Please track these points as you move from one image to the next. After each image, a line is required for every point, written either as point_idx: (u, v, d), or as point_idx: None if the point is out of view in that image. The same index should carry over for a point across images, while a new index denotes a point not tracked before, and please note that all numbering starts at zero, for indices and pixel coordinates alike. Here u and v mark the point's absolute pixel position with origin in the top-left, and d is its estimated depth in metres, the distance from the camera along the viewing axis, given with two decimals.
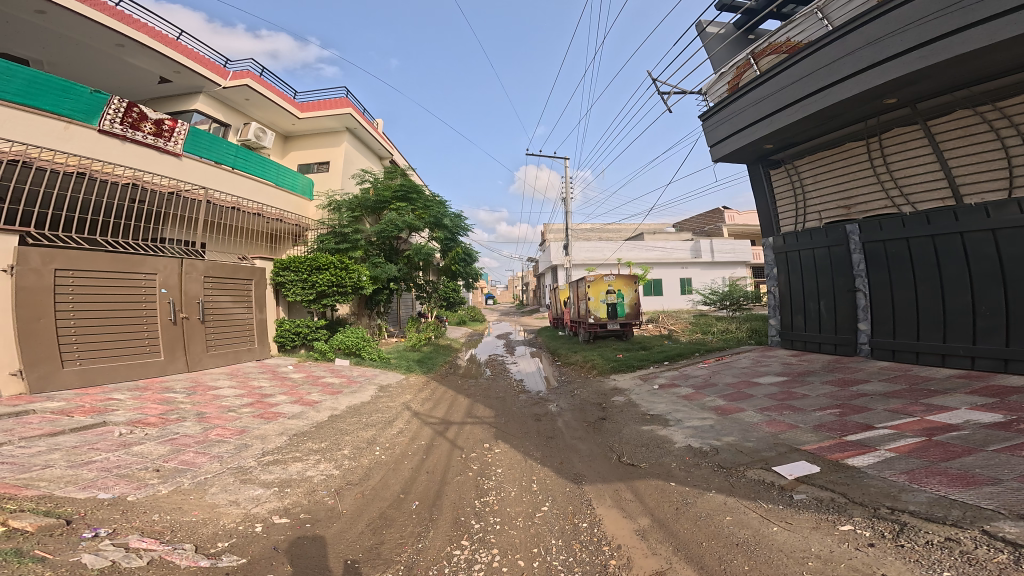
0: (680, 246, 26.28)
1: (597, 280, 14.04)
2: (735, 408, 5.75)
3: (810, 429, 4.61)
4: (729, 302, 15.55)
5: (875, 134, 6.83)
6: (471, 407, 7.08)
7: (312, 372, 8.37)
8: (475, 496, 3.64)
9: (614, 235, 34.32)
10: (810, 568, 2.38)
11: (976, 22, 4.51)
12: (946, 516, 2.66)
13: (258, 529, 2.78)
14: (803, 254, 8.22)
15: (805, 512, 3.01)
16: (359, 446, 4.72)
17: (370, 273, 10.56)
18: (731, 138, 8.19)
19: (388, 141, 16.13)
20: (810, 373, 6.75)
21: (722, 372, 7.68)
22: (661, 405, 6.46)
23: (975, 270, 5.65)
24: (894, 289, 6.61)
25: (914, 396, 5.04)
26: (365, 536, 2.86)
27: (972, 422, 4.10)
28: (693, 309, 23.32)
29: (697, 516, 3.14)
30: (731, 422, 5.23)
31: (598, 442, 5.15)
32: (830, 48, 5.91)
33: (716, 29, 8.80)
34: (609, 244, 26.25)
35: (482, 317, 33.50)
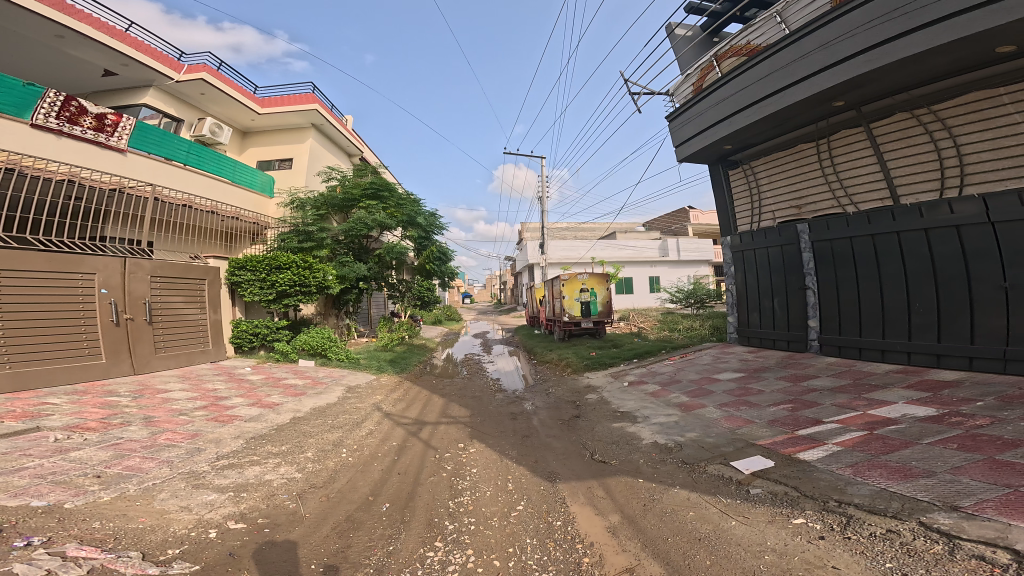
0: (650, 245, 26.75)
1: (572, 279, 14.20)
2: (698, 404, 5.86)
3: (765, 423, 4.73)
4: (694, 300, 15.83)
5: (824, 136, 7.03)
6: (445, 407, 7.06)
7: (273, 373, 8.24)
8: (449, 496, 3.63)
9: (588, 234, 34.66)
10: (766, 561, 2.44)
11: (917, 27, 4.70)
12: (887, 509, 2.76)
13: (212, 534, 2.72)
14: (758, 254, 8.44)
15: (761, 506, 3.09)
16: (323, 448, 4.65)
17: (337, 273, 10.42)
18: (695, 139, 8.34)
19: (358, 138, 15.94)
20: (766, 369, 6.94)
21: (689, 369, 7.82)
22: (630, 402, 6.55)
23: (910, 268, 5.87)
24: (840, 287, 6.83)
25: (858, 391, 5.23)
26: (330, 540, 2.82)
27: (910, 415, 4.27)
28: (662, 306, 23.79)
29: (663, 512, 3.20)
30: (694, 418, 5.33)
31: (572, 439, 5.22)
32: (787, 51, 6.09)
33: (685, 33, 8.93)
34: (584, 242, 26.53)
35: (460, 317, 33.39)
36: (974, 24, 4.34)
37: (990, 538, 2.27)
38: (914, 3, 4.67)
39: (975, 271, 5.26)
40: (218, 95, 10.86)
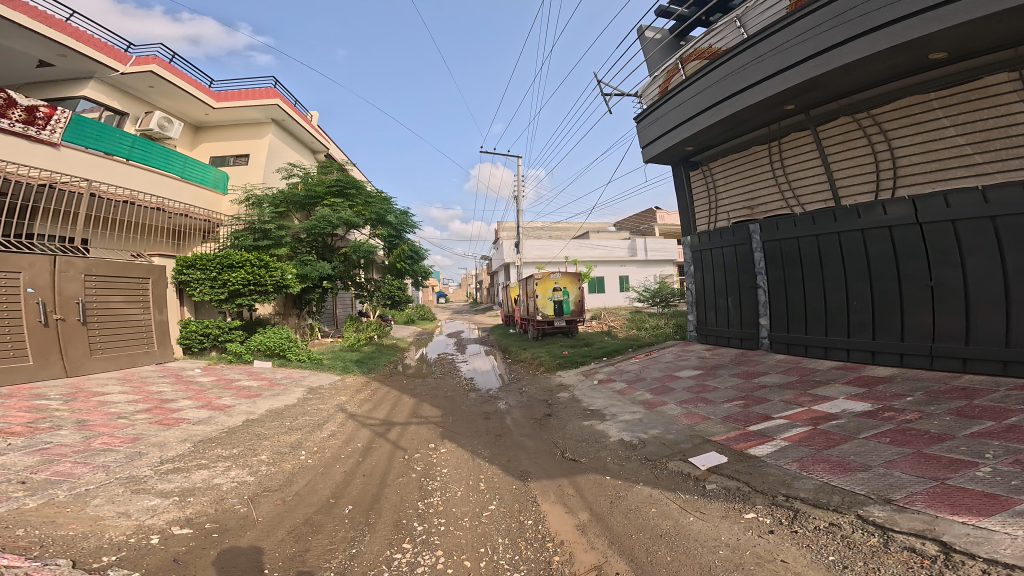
0: (620, 245, 27.20)
1: (545, 277, 14.26)
2: (660, 402, 5.96)
3: (719, 420, 4.85)
4: (659, 299, 16.09)
5: (775, 139, 7.25)
6: (416, 407, 7.02)
7: (225, 375, 8.02)
8: (418, 497, 3.60)
9: (563, 233, 34.94)
10: (720, 556, 2.51)
11: (860, 33, 4.91)
12: (829, 502, 2.87)
13: (154, 541, 2.64)
14: (714, 254, 8.65)
15: (716, 501, 3.17)
16: (279, 450, 4.56)
17: (298, 271, 10.23)
18: (659, 140, 8.49)
19: (322, 134, 15.70)
20: (722, 366, 7.12)
21: (654, 367, 7.95)
22: (599, 401, 6.61)
23: (850, 267, 6.13)
24: (788, 286, 7.08)
25: (804, 387, 5.42)
26: (287, 543, 2.78)
27: (848, 410, 4.45)
28: (631, 305, 24.14)
29: (628, 508, 3.25)
30: (656, 415, 5.42)
31: (543, 438, 5.24)
32: (744, 55, 6.28)
33: (654, 35, 9.13)
34: (557, 241, 26.74)
35: (434, 317, 33.22)
36: (909, 32, 4.56)
37: (921, 530, 2.39)
38: (859, 11, 4.88)
39: (907, 270, 5.51)
40: (168, 88, 10.52)
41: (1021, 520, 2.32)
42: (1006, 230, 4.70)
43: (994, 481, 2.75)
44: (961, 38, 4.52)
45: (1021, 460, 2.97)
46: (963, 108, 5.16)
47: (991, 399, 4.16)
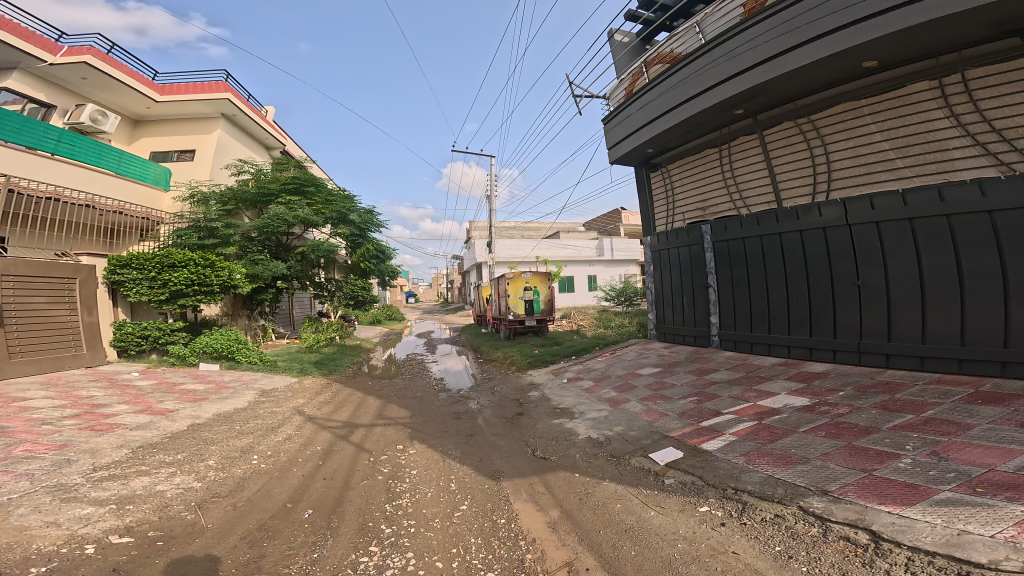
0: (588, 245, 27.60)
1: (517, 276, 14.24)
2: (624, 399, 6.04)
3: (676, 416, 4.97)
4: (625, 298, 16.42)
5: (724, 143, 7.47)
6: (381, 408, 6.95)
7: (166, 378, 7.76)
8: (386, 500, 3.55)
9: (534, 233, 35.13)
10: (679, 549, 2.58)
11: (804, 42, 5.10)
12: (774, 494, 3.00)
13: (89, 550, 2.53)
14: (670, 254, 8.84)
15: (672, 495, 3.26)
16: (229, 456, 4.43)
17: (247, 271, 10.07)
18: (623, 142, 8.63)
19: (278, 130, 15.41)
20: (678, 363, 7.28)
21: (618, 365, 8.06)
22: (569, 399, 6.65)
23: (790, 267, 6.38)
24: (736, 286, 7.31)
25: (751, 382, 5.63)
26: (241, 550, 2.71)
27: (788, 405, 4.64)
28: (599, 305, 24.54)
29: (596, 505, 3.28)
30: (620, 412, 5.49)
31: (514, 438, 5.21)
32: (700, 60, 6.44)
33: (623, 39, 9.34)
34: (529, 241, 26.89)
35: (403, 317, 32.93)
36: (847, 40, 4.76)
37: (853, 520, 2.56)
38: (803, 20, 5.08)
39: (839, 270, 5.79)
40: (102, 80, 10.14)
41: (937, 508, 2.51)
42: (922, 232, 4.98)
43: (914, 471, 2.96)
44: (890, 48, 4.76)
45: (936, 450, 3.19)
46: (888, 115, 5.41)
47: (910, 393, 4.43)
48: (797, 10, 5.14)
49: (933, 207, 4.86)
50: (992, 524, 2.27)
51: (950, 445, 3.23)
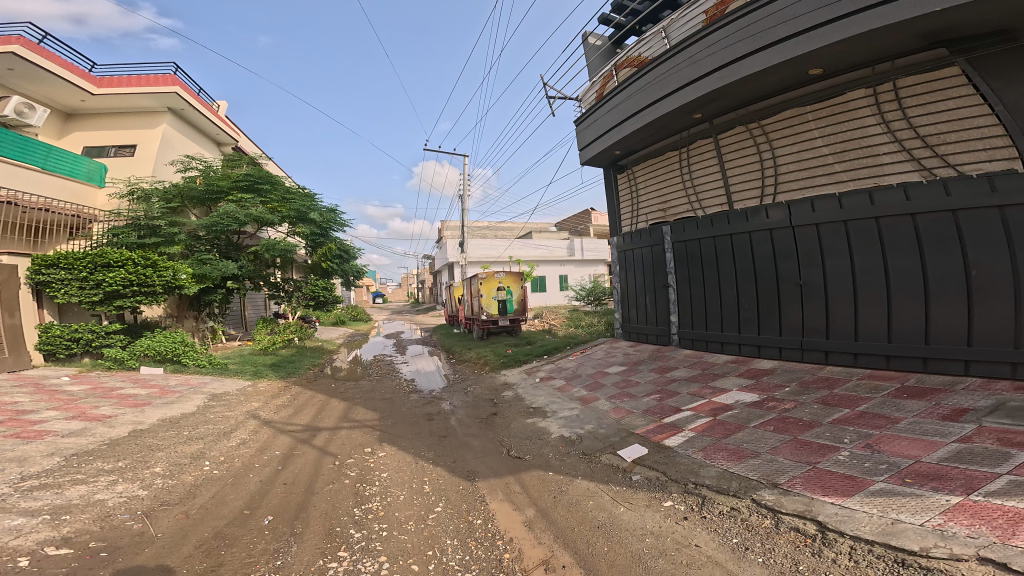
0: (559, 245, 27.82)
1: (489, 276, 14.26)
2: (594, 397, 6.16)
3: (641, 413, 5.15)
4: (594, 298, 16.78)
5: (683, 146, 7.67)
6: (347, 410, 6.84)
7: (102, 383, 7.44)
8: (354, 504, 3.49)
9: (507, 232, 35.20)
10: (648, 543, 2.76)
11: (758, 49, 5.31)
12: (729, 487, 3.26)
13: (21, 563, 2.41)
14: (633, 254, 9.02)
15: (639, 491, 3.45)
16: (177, 462, 4.30)
17: (194, 271, 9.83)
18: (591, 144, 8.75)
19: (230, 125, 15.05)
20: (643, 360, 7.47)
21: (588, 363, 8.15)
22: (541, 399, 6.66)
23: (741, 268, 6.67)
24: (691, 285, 7.55)
25: (705, 379, 5.91)
26: (196, 559, 2.61)
27: (739, 401, 4.95)
28: (570, 304, 24.84)
29: (569, 503, 3.38)
30: (590, 411, 5.59)
31: (489, 438, 5.20)
32: (664, 66, 6.62)
33: (596, 42, 9.45)
34: (501, 240, 26.89)
35: (369, 317, 32.47)
36: (796, 48, 4.98)
37: (801, 511, 2.82)
38: (758, 28, 5.29)
39: (784, 270, 6.10)
40: (31, 71, 9.72)
41: (873, 498, 2.81)
42: (856, 234, 5.31)
43: (851, 463, 3.29)
44: (834, 57, 5.02)
45: (870, 443, 3.53)
46: (830, 120, 5.68)
47: (846, 388, 4.78)
48: (753, 18, 5.34)
49: (864, 209, 5.20)
50: (920, 513, 2.57)
51: (881, 438, 3.59)
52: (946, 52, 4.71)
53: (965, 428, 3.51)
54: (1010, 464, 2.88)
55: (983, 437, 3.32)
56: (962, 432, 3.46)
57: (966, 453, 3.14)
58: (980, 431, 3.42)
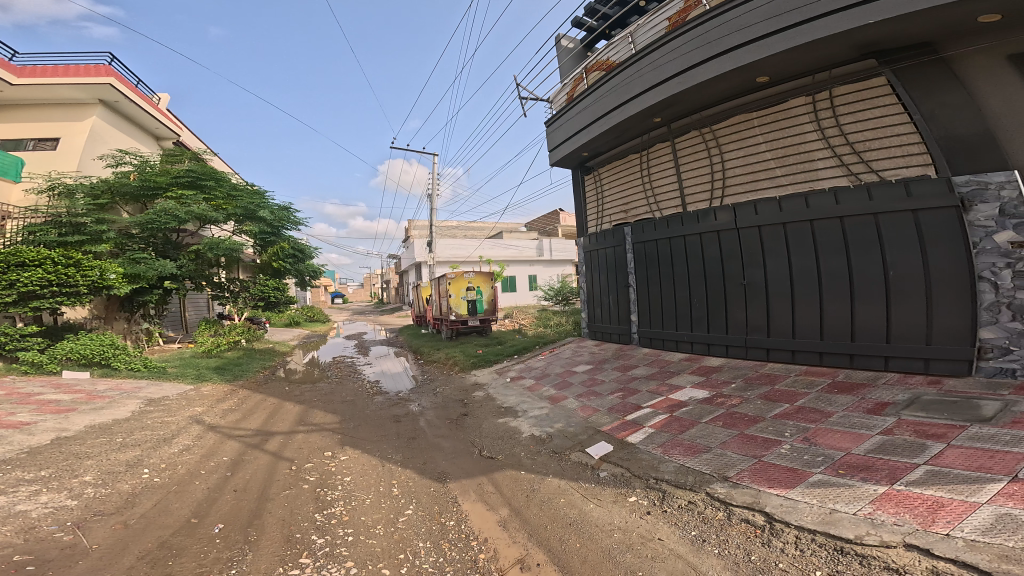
0: (529, 245, 28.07)
1: (459, 276, 14.25)
2: (563, 396, 6.61)
3: (607, 411, 5.67)
4: (562, 298, 17.32)
5: (644, 149, 8.04)
6: (304, 414, 6.87)
7: (22, 389, 7.06)
8: (316, 509, 3.63)
9: (477, 232, 35.26)
10: (616, 537, 3.12)
11: (713, 55, 5.71)
12: (686, 482, 3.71)
13: None
14: (599, 254, 9.33)
15: (607, 487, 3.89)
16: (110, 470, 4.28)
17: (126, 270, 9.49)
18: (562, 145, 9.10)
19: (171, 120, 14.60)
20: (607, 359, 7.84)
21: (557, 363, 8.43)
22: (512, 398, 6.99)
23: (694, 268, 7.08)
24: (649, 285, 7.91)
25: (663, 377, 6.35)
26: (141, 569, 2.73)
27: (692, 398, 5.44)
28: (539, 305, 25.20)
29: (542, 501, 3.75)
30: (559, 409, 6.11)
31: (460, 438, 5.50)
32: (629, 71, 7.00)
33: (568, 44, 9.87)
34: (471, 240, 26.86)
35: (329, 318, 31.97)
36: (746, 56, 5.39)
37: (750, 503, 3.24)
38: (715, 35, 5.67)
39: (730, 270, 6.56)
40: None
41: (813, 489, 3.25)
42: (794, 235, 5.80)
43: (793, 456, 3.74)
44: (779, 65, 5.47)
45: (808, 437, 4.01)
46: (773, 127, 6.13)
47: (786, 382, 5.29)
48: (711, 26, 5.73)
49: (800, 212, 5.69)
50: (854, 503, 3.00)
51: (817, 431, 4.08)
52: (874, 63, 5.14)
53: (888, 421, 4.02)
54: (925, 455, 3.38)
55: (902, 429, 3.83)
56: (885, 425, 3.96)
57: (889, 445, 3.61)
58: (900, 423, 3.92)
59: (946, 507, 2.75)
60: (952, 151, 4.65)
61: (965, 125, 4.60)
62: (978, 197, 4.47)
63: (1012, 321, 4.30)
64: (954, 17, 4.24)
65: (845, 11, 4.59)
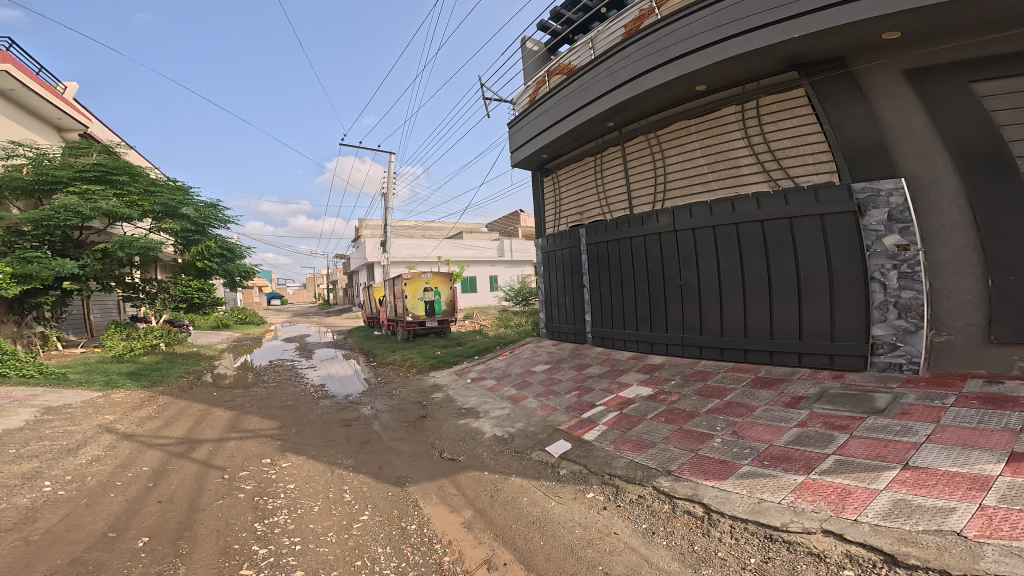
0: (489, 245, 28.07)
1: (415, 277, 14.10)
2: (523, 396, 6.73)
3: (564, 410, 5.80)
4: (522, 298, 17.58)
5: (598, 153, 8.26)
6: (235, 420, 6.61)
7: None
8: (258, 518, 3.55)
9: (435, 232, 34.94)
10: (578, 533, 3.26)
11: (661, 64, 5.98)
12: (636, 476, 3.91)
13: None
14: (555, 255, 9.50)
15: (567, 485, 4.03)
16: (8, 485, 3.99)
17: (19, 270, 8.86)
18: (523, 146, 9.26)
19: (76, 111, 13.62)
20: (564, 359, 8.00)
21: (517, 363, 8.54)
22: (473, 399, 7.07)
23: (639, 269, 7.34)
24: (601, 285, 8.14)
25: (613, 375, 6.56)
26: None
27: (638, 395, 5.68)
28: (499, 305, 25.32)
29: (506, 500, 3.85)
30: (520, 408, 6.21)
31: (419, 441, 5.52)
32: (588, 76, 7.22)
33: (534, 47, 10.05)
34: (429, 241, 26.58)
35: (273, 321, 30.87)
36: (689, 66, 5.68)
37: (690, 495, 3.48)
38: (663, 44, 5.93)
39: (668, 271, 6.86)
40: None
41: (743, 480, 3.51)
42: (723, 238, 6.15)
43: (724, 449, 4.01)
44: (717, 76, 5.79)
45: (736, 430, 4.30)
46: (707, 134, 6.44)
47: (716, 379, 5.60)
48: (660, 36, 5.99)
49: (728, 215, 6.06)
50: (778, 492, 3.26)
51: (744, 424, 4.37)
52: (795, 75, 5.55)
53: (802, 414, 4.36)
54: (833, 445, 3.70)
55: (813, 421, 4.16)
56: (799, 417, 4.31)
57: (805, 436, 3.93)
58: (812, 416, 4.27)
59: (854, 494, 3.06)
60: (852, 160, 5.11)
61: (864, 137, 5.06)
62: (871, 204, 4.94)
63: (897, 318, 4.77)
64: (858, 36, 4.68)
65: (774, 26, 4.94)
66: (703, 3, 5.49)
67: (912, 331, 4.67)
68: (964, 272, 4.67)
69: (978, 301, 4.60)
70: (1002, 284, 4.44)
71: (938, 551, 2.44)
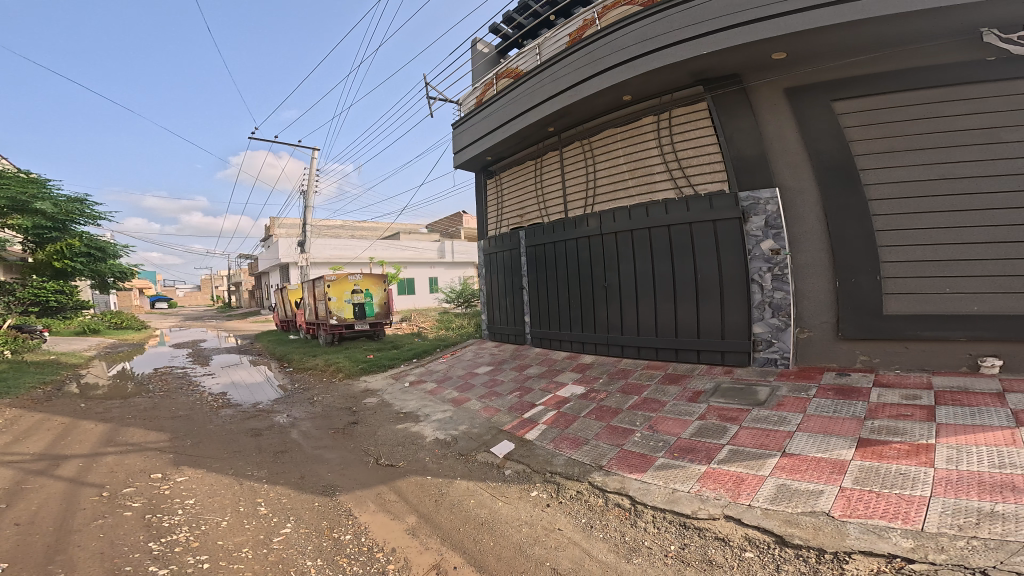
0: (429, 246, 27.70)
1: (342, 280, 13.70)
2: (465, 398, 6.73)
3: (507, 411, 5.86)
4: (463, 299, 17.54)
5: (538, 156, 8.41)
6: (112, 433, 6.08)
7: None
8: (159, 535, 3.33)
9: (368, 232, 34.00)
10: (525, 532, 3.32)
11: (596, 73, 6.21)
12: (573, 473, 4.03)
13: None
14: (497, 256, 9.57)
15: (513, 484, 4.08)
16: None
17: None
18: (467, 146, 9.28)
19: None
20: (507, 359, 8.11)
21: (459, 365, 8.54)
22: (411, 403, 6.98)
23: (571, 270, 7.54)
24: (539, 287, 8.28)
25: (552, 375, 6.70)
26: None
27: (573, 394, 5.83)
28: (442, 307, 25.10)
29: (451, 504, 3.84)
30: (463, 411, 6.20)
31: (352, 447, 5.39)
32: (532, 81, 7.36)
33: (483, 49, 10.09)
34: (359, 242, 25.81)
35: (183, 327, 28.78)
36: (619, 76, 5.93)
37: (620, 488, 3.62)
38: (600, 54, 6.14)
39: (595, 273, 7.10)
40: None
41: (659, 472, 3.71)
42: (637, 242, 6.44)
43: (642, 442, 4.23)
44: (641, 87, 6.09)
45: (651, 424, 4.52)
46: (629, 142, 6.73)
47: (635, 376, 5.86)
48: (597, 46, 6.20)
49: (641, 220, 6.35)
50: (687, 481, 3.49)
51: (658, 419, 4.61)
52: (700, 90, 5.90)
53: (701, 407, 4.67)
54: (727, 436, 4.01)
55: (710, 414, 4.48)
56: (700, 411, 4.61)
57: (707, 428, 4.22)
58: (709, 409, 4.58)
59: (745, 481, 3.33)
60: (739, 170, 5.54)
61: (750, 148, 5.50)
62: (753, 211, 5.38)
63: (771, 317, 5.28)
64: (752, 56, 5.09)
65: (686, 43, 5.27)
66: (635, 17, 5.73)
67: (782, 329, 5.21)
68: (818, 273, 5.23)
69: (830, 301, 5.15)
70: (846, 285, 5.02)
71: (814, 530, 2.73)
